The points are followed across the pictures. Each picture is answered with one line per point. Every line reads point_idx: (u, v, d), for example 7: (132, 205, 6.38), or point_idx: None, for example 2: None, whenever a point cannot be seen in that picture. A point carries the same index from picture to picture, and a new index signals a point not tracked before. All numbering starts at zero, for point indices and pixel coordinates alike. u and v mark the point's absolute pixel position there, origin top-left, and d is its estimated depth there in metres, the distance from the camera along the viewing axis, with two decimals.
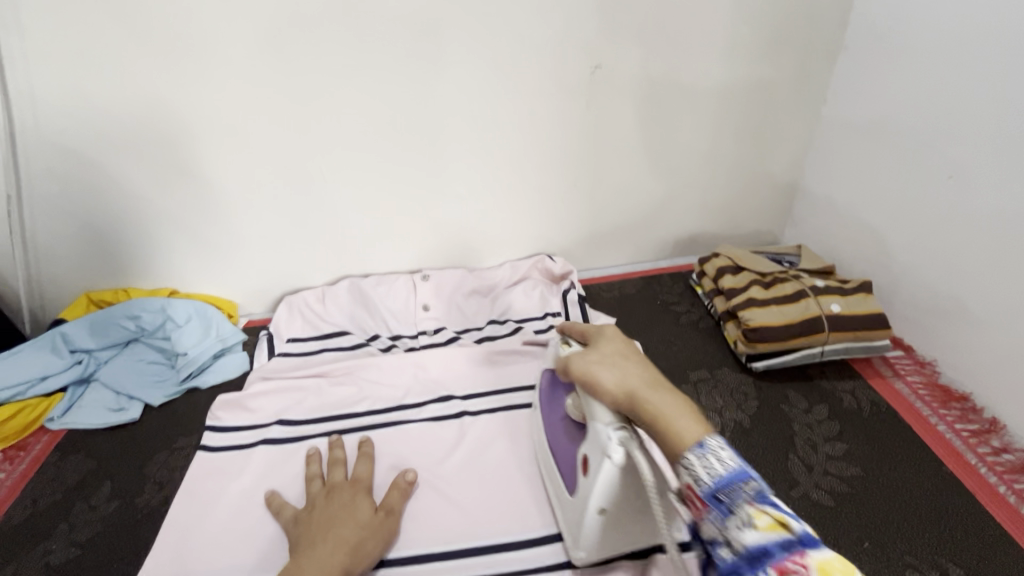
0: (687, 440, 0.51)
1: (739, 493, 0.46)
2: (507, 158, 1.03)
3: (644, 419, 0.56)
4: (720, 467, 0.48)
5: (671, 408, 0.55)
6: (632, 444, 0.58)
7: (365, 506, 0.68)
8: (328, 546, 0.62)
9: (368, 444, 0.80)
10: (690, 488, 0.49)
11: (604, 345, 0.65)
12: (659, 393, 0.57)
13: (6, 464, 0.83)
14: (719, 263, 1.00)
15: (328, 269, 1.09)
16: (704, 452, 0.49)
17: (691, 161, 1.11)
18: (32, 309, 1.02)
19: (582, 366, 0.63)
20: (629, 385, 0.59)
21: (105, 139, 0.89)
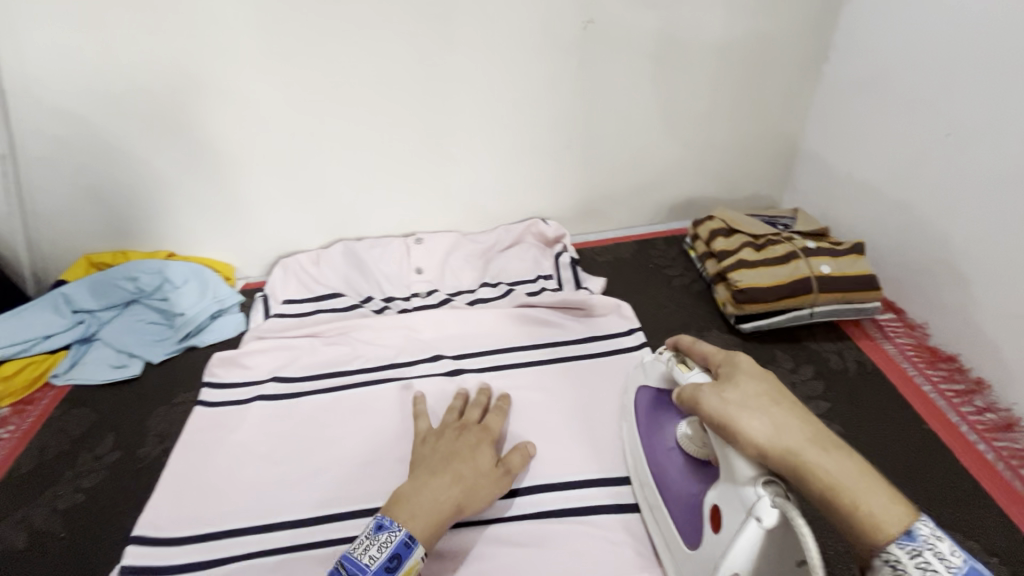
0: (882, 527, 0.46)
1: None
2: (500, 119, 1.01)
3: (816, 488, 0.49)
4: (944, 573, 0.43)
5: (848, 476, 0.49)
6: (789, 507, 0.50)
7: (487, 455, 0.69)
8: (445, 479, 0.65)
9: (488, 391, 0.82)
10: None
11: (745, 381, 0.57)
12: (827, 454, 0.50)
13: (15, 417, 0.86)
14: (712, 226, 0.99)
15: (322, 232, 1.10)
16: (918, 546, 0.45)
17: (689, 121, 1.09)
18: (33, 271, 1.05)
19: (721, 410, 0.55)
20: (789, 444, 0.51)
21: (96, 100, 0.89)
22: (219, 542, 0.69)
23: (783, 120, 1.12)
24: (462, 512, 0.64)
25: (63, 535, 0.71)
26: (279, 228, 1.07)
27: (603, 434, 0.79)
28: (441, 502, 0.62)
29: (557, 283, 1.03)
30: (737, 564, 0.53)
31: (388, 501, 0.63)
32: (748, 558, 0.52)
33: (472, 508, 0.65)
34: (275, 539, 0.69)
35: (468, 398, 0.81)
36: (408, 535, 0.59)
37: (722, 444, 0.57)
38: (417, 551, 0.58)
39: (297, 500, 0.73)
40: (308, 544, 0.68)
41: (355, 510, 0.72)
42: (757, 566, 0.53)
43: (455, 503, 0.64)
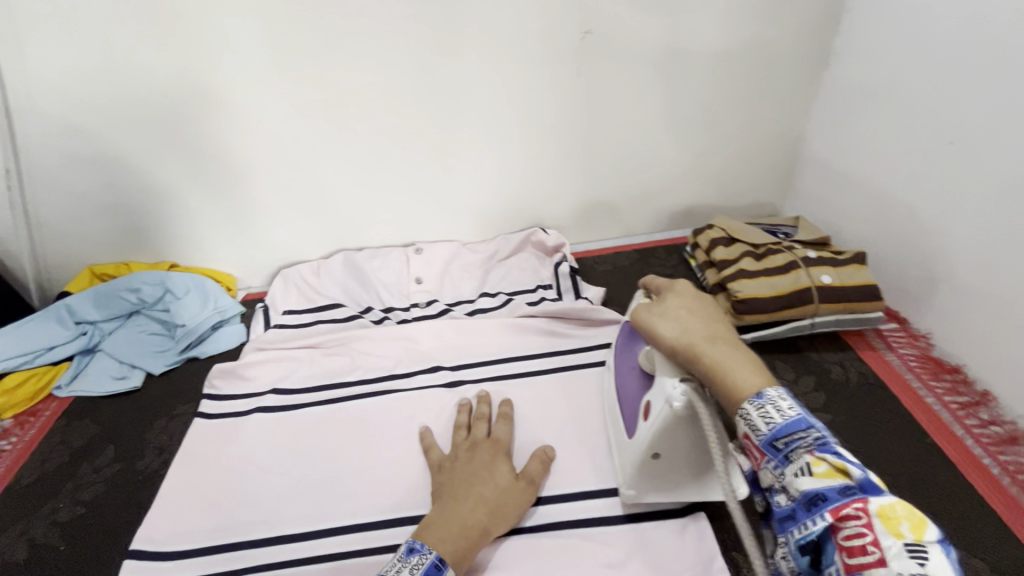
0: (744, 391, 0.50)
1: (798, 442, 0.46)
2: (498, 129, 1.02)
3: (703, 370, 0.54)
4: (778, 416, 0.47)
5: (730, 361, 0.53)
6: (694, 397, 0.57)
7: (505, 469, 0.70)
8: (472, 502, 0.65)
9: (488, 399, 0.82)
10: (747, 436, 0.49)
11: (671, 298, 0.62)
12: (717, 346, 0.55)
13: (17, 429, 0.87)
14: (712, 235, 0.99)
15: (323, 242, 1.10)
16: (762, 402, 0.48)
17: (689, 129, 1.08)
18: (38, 282, 1.06)
19: (644, 317, 0.62)
20: (689, 340, 0.56)
21: (99, 115, 0.90)
22: (215, 557, 0.69)
23: (784, 127, 1.12)
24: (493, 532, 0.65)
25: (63, 548, 0.71)
26: (280, 238, 1.08)
27: (601, 446, 0.79)
28: (471, 525, 0.63)
29: (556, 293, 1.03)
30: (655, 442, 0.63)
31: (417, 527, 0.63)
32: (664, 435, 0.62)
33: (502, 526, 0.66)
34: (271, 553, 0.69)
35: (471, 410, 0.81)
36: (439, 558, 0.58)
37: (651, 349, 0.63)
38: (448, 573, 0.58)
39: (293, 514, 0.73)
40: (304, 559, 0.68)
41: (351, 525, 0.71)
42: (669, 443, 0.63)
43: (485, 524, 0.64)
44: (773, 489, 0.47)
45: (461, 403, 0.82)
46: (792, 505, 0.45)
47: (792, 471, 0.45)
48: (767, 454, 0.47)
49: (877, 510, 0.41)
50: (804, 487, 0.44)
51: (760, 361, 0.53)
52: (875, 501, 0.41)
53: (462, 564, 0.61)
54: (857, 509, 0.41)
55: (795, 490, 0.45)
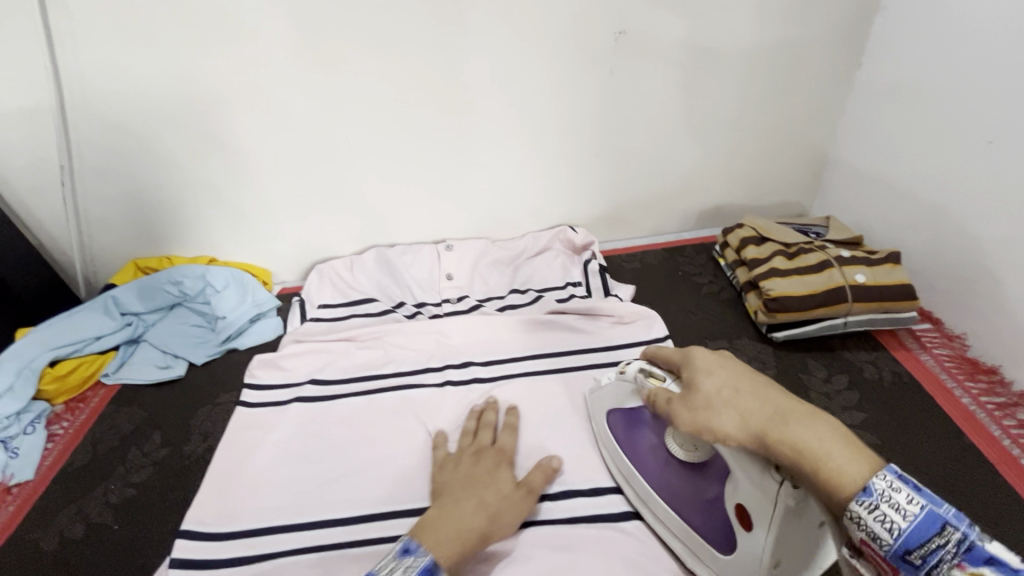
0: (847, 481, 0.45)
1: (933, 548, 0.41)
2: (530, 129, 1.03)
3: (791, 465, 0.49)
4: (901, 521, 0.42)
5: (811, 442, 0.48)
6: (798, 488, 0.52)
7: (508, 477, 0.70)
8: (469, 505, 0.64)
9: (495, 406, 0.82)
10: (864, 543, 0.44)
11: (702, 377, 0.57)
12: (785, 425, 0.50)
13: (68, 413, 0.91)
14: (742, 234, 0.99)
15: (356, 239, 1.13)
16: (875, 502, 0.43)
17: (719, 130, 1.09)
18: (85, 275, 1.10)
19: (691, 415, 0.56)
20: (757, 428, 0.52)
21: (148, 113, 0.93)
22: (260, 539, 0.71)
23: (815, 128, 1.12)
24: (491, 539, 0.63)
25: (116, 527, 0.74)
26: (315, 234, 1.11)
27: None
28: (468, 530, 0.61)
29: (585, 290, 1.04)
30: (780, 551, 0.55)
31: (414, 525, 0.61)
32: (782, 543, 0.55)
33: (500, 533, 0.64)
34: (314, 536, 0.71)
35: (478, 417, 0.81)
36: (434, 560, 0.55)
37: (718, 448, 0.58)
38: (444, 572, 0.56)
39: (334, 499, 0.75)
40: (345, 543, 0.70)
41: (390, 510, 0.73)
42: (790, 550, 0.55)
43: (483, 530, 0.62)
44: None
45: (471, 411, 0.82)
46: None
47: None
48: (902, 569, 0.43)
49: None
50: None
51: (846, 431, 0.49)
52: None
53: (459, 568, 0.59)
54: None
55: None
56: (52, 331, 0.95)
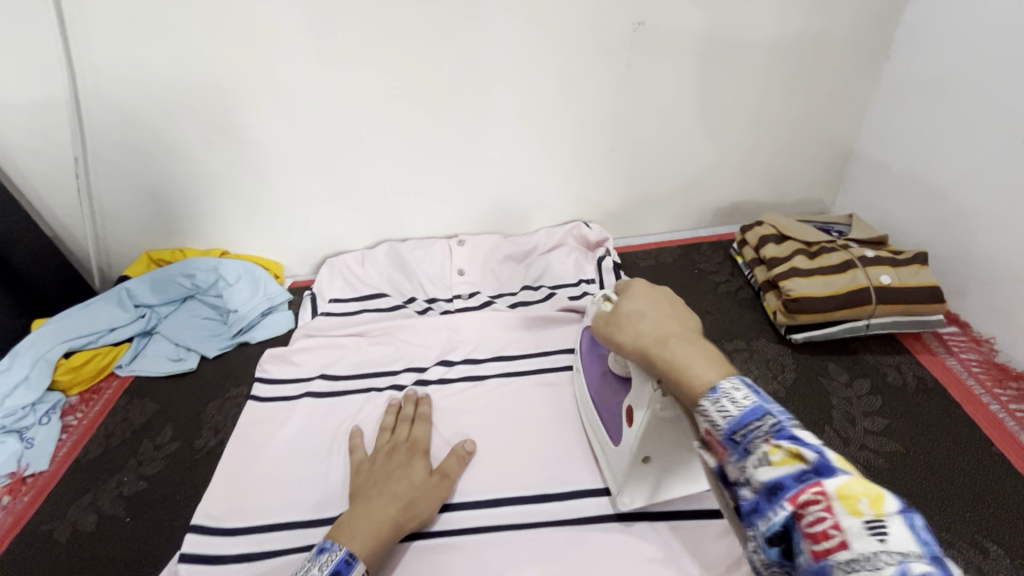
0: (699, 386, 0.47)
1: (755, 431, 0.42)
2: (544, 122, 1.01)
3: (663, 374, 0.51)
4: (734, 407, 0.43)
5: (682, 359, 0.49)
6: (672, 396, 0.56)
7: (420, 467, 0.70)
8: (382, 500, 0.64)
9: (414, 398, 0.82)
10: (708, 433, 0.45)
11: (627, 300, 0.61)
12: (668, 343, 0.52)
13: (82, 405, 0.91)
14: (761, 233, 0.96)
15: (368, 233, 1.12)
16: (716, 396, 0.45)
17: (738, 124, 1.06)
18: (100, 267, 1.11)
19: (605, 327, 0.61)
20: (646, 341, 0.54)
21: (160, 105, 0.93)
22: (269, 536, 0.71)
23: (838, 122, 1.08)
24: (409, 528, 0.64)
25: (128, 520, 0.75)
26: (326, 228, 1.10)
27: None
28: (383, 523, 0.62)
29: (599, 288, 1.02)
30: (645, 443, 0.62)
31: (330, 529, 0.62)
32: (651, 436, 0.62)
33: (420, 522, 0.66)
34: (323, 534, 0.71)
35: (397, 410, 0.81)
36: (349, 552, 0.58)
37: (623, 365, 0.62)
38: (358, 567, 0.57)
39: (343, 496, 0.74)
40: None
41: None
42: (658, 443, 0.62)
43: (399, 520, 0.63)
44: (738, 482, 0.42)
45: (390, 405, 0.82)
46: (755, 498, 0.41)
47: (752, 464, 0.41)
48: (729, 449, 0.43)
49: (835, 492, 0.37)
50: (763, 477, 0.40)
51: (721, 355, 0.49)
52: (831, 482, 0.37)
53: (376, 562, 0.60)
54: (813, 492, 0.37)
55: (757, 479, 0.40)
56: (66, 323, 0.95)
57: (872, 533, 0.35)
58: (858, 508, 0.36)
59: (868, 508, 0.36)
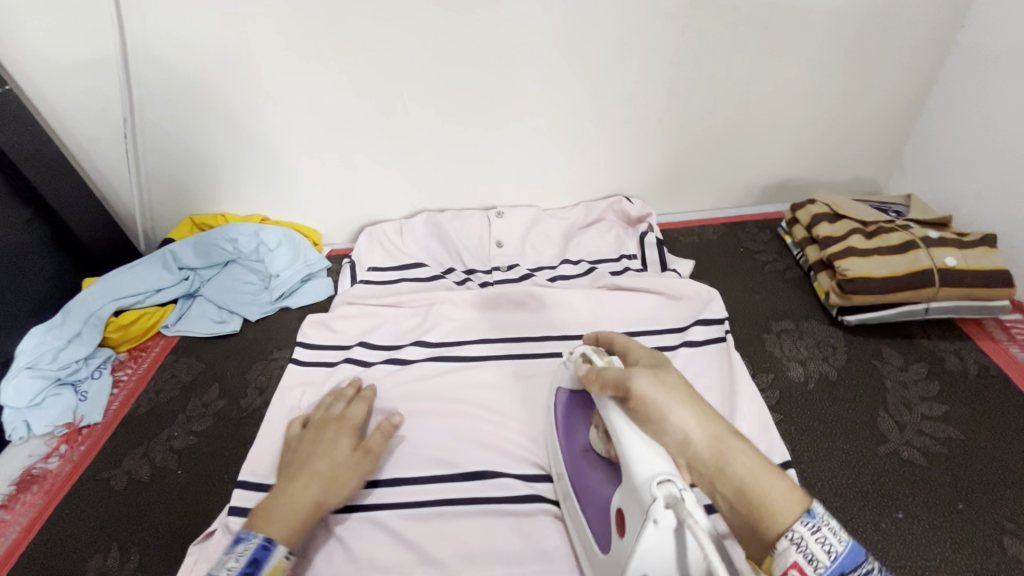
0: (784, 517, 0.46)
1: (857, 575, 0.44)
2: (591, 92, 0.98)
3: (734, 485, 0.48)
4: (834, 543, 0.45)
5: (755, 471, 0.48)
6: (683, 503, 0.46)
7: (345, 443, 0.69)
8: (303, 480, 0.64)
9: (353, 381, 0.81)
10: (794, 566, 0.45)
11: (664, 372, 0.54)
12: (739, 448, 0.49)
13: (132, 361, 0.94)
14: (814, 211, 0.93)
15: (407, 202, 1.11)
16: (814, 522, 0.46)
17: (795, 98, 1.02)
18: (144, 229, 1.13)
19: (649, 399, 0.51)
20: (709, 437, 0.50)
21: (206, 66, 0.92)
22: None
23: (900, 100, 1.03)
24: (329, 508, 0.64)
25: (179, 472, 0.77)
26: (366, 196, 1.10)
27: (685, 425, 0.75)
28: (302, 506, 0.61)
29: (641, 264, 1.00)
30: (641, 563, 0.48)
31: (251, 513, 0.61)
32: (650, 556, 0.47)
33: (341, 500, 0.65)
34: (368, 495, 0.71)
35: (333, 389, 0.79)
36: (268, 538, 0.57)
37: (630, 437, 0.51)
38: (279, 551, 0.57)
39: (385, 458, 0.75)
40: (394, 506, 0.70)
41: (441, 474, 0.73)
42: (663, 564, 0.47)
43: (320, 500, 0.63)
44: None
45: (327, 391, 0.81)
46: None
47: None
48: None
49: None
50: None
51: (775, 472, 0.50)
52: None
53: (296, 547, 0.60)
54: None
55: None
56: (115, 281, 0.97)
57: None
58: None
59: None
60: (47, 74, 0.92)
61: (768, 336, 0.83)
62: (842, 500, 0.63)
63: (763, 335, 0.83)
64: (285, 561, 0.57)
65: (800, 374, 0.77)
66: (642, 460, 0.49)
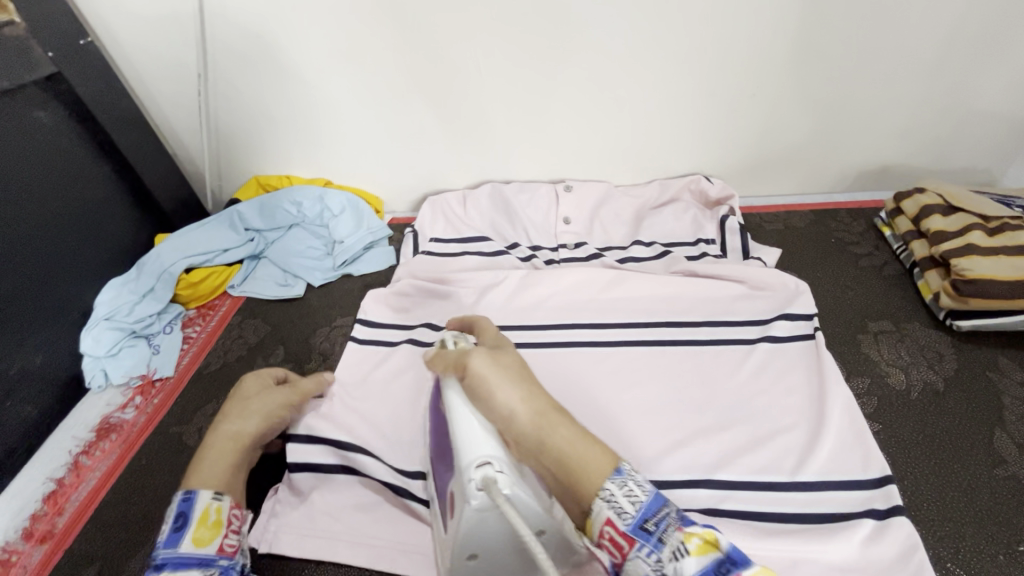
0: (601, 475, 0.45)
1: (665, 523, 0.43)
2: (683, 59, 0.90)
3: (555, 457, 0.46)
4: (638, 493, 0.44)
5: (573, 441, 0.46)
6: (497, 486, 0.44)
7: (250, 383, 0.68)
8: (215, 426, 0.61)
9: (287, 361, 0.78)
10: (608, 524, 0.44)
11: (499, 357, 0.52)
12: (559, 424, 0.47)
13: (200, 318, 0.96)
14: (925, 201, 0.84)
15: (474, 173, 1.08)
16: (623, 479, 0.45)
17: (913, 72, 0.91)
18: (213, 187, 1.14)
19: (474, 373, 0.49)
20: (531, 416, 0.47)
21: (280, 23, 0.89)
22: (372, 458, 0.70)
23: None
24: (254, 438, 0.62)
25: None
26: (433, 165, 1.07)
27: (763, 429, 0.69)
28: (219, 439, 0.60)
29: (720, 249, 0.93)
30: (466, 540, 0.48)
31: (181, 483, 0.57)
32: (475, 535, 0.47)
33: (261, 426, 0.63)
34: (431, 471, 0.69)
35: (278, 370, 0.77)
36: (188, 490, 0.54)
37: (461, 414, 0.48)
38: (205, 496, 0.54)
39: None
40: None
41: None
42: (487, 540, 0.48)
43: (237, 432, 0.61)
44: None
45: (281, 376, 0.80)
46: None
47: (666, 555, 0.42)
48: (637, 540, 0.43)
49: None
50: (685, 571, 0.40)
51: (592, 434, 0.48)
52: (744, 569, 0.40)
53: (232, 488, 0.58)
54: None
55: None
56: (184, 240, 0.98)
57: None
58: None
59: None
60: (128, 28, 0.91)
61: (863, 337, 0.76)
62: (952, 526, 0.57)
63: (857, 335, 0.77)
64: (218, 502, 0.55)
65: (901, 381, 0.71)
66: (469, 441, 0.46)
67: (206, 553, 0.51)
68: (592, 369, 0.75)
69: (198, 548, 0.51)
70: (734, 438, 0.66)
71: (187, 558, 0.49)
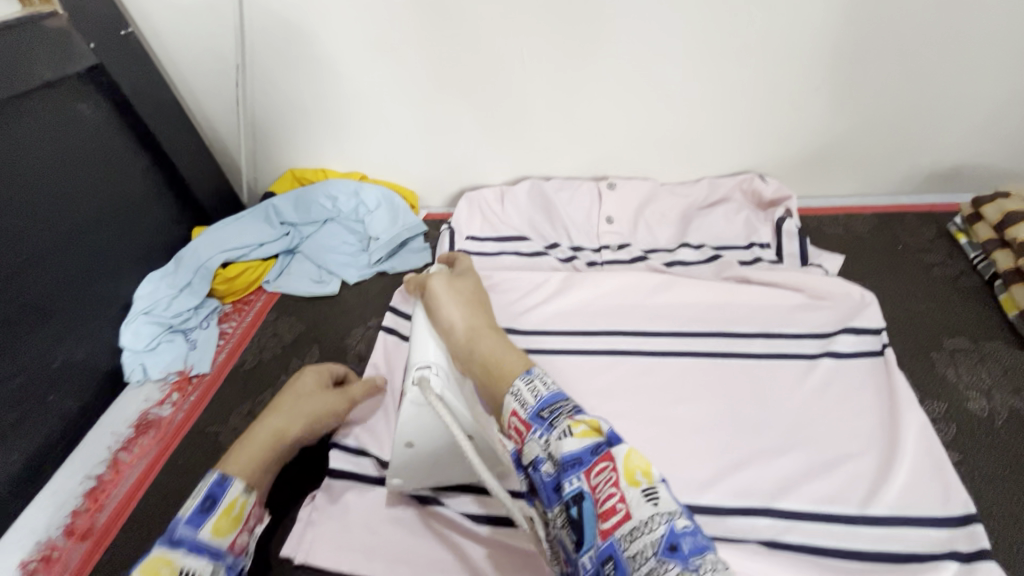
0: (511, 369, 0.53)
1: (560, 411, 0.45)
2: (743, 51, 0.84)
3: (477, 359, 0.57)
4: (541, 390, 0.47)
5: (493, 347, 0.57)
6: (428, 381, 0.58)
7: (309, 378, 0.69)
8: (266, 416, 0.64)
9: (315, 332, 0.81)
10: (514, 414, 0.47)
11: (456, 283, 0.68)
12: (486, 334, 0.59)
13: (235, 314, 0.95)
14: (1010, 207, 0.78)
15: (514, 169, 1.04)
16: (529, 378, 0.49)
17: (1001, 65, 0.83)
18: (249, 180, 1.12)
19: (432, 297, 0.66)
20: (468, 325, 0.61)
21: (320, 12, 0.86)
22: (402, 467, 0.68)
23: None
24: (292, 444, 0.63)
25: None
26: (471, 159, 1.03)
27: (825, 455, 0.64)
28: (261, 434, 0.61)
29: (776, 255, 0.87)
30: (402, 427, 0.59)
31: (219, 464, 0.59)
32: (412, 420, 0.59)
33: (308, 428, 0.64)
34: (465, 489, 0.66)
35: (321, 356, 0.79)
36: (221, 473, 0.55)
37: (421, 331, 0.64)
38: (234, 487, 0.54)
39: None
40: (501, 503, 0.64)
41: None
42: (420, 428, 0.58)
43: (281, 428, 0.63)
44: (537, 460, 0.43)
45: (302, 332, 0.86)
46: (557, 475, 0.42)
47: (553, 436, 0.43)
48: (534, 426, 0.45)
49: (620, 463, 0.40)
50: (564, 450, 0.42)
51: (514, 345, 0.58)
52: (618, 452, 0.41)
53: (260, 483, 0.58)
54: (604, 466, 0.41)
55: (557, 454, 0.42)
56: (221, 233, 0.97)
57: (647, 500, 0.38)
58: (637, 480, 0.39)
59: (644, 479, 0.39)
60: (169, 19, 0.90)
61: (938, 355, 0.71)
62: None
63: (931, 353, 0.71)
64: (245, 497, 0.55)
65: (982, 406, 0.66)
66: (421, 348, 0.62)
67: (218, 547, 0.51)
68: (640, 382, 0.71)
69: (216, 538, 0.51)
70: (796, 464, 0.61)
71: (202, 547, 0.49)
